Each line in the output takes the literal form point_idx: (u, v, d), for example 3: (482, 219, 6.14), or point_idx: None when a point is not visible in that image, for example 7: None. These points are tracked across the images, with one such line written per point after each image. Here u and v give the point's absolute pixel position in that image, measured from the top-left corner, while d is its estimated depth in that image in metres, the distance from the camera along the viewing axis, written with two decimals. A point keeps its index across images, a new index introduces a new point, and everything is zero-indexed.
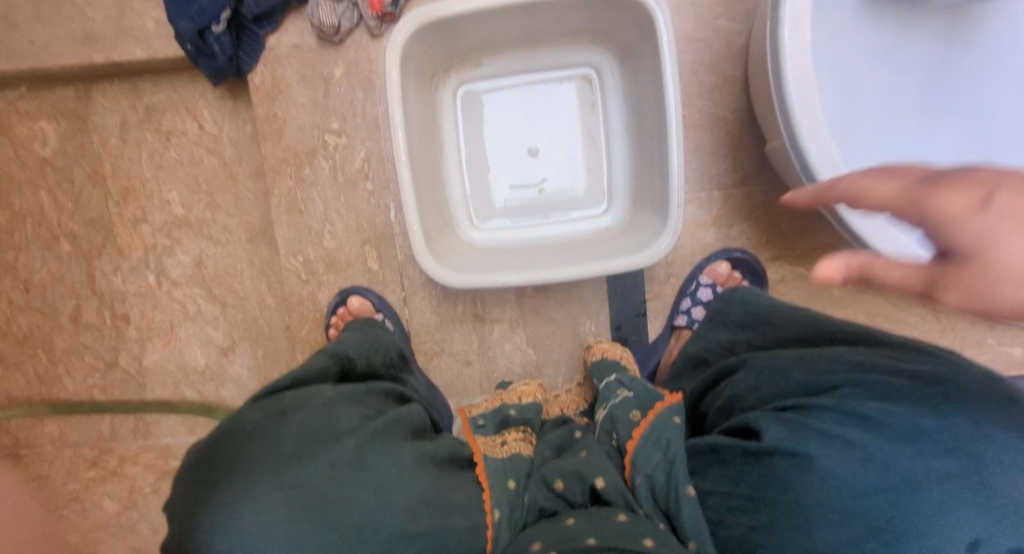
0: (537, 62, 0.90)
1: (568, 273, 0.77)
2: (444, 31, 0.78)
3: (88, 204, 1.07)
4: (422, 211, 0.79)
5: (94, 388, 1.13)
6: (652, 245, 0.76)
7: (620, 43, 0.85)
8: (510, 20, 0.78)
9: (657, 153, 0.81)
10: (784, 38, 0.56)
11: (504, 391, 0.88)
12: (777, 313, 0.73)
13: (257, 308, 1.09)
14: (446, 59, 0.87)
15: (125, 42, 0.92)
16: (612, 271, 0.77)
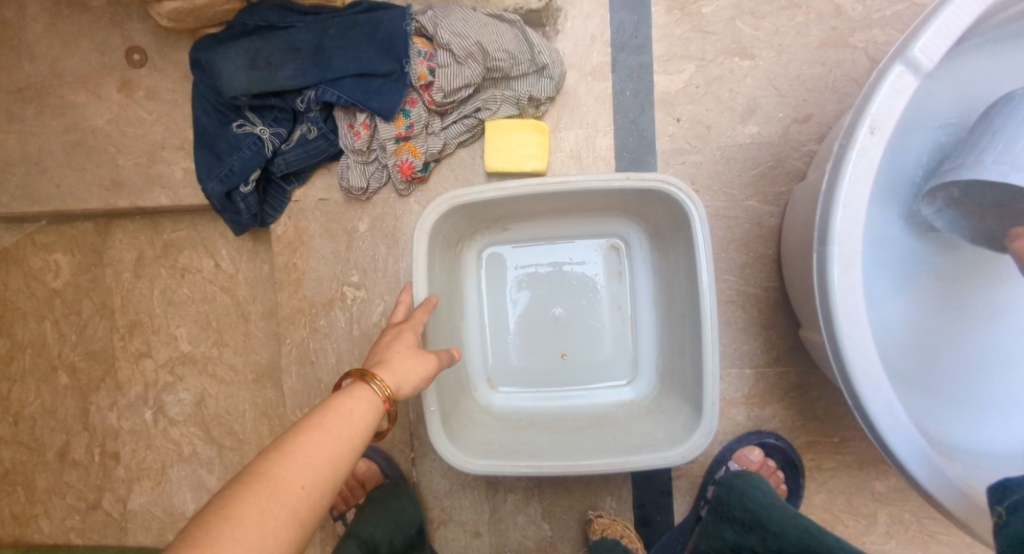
0: (563, 230, 0.91)
1: (592, 467, 0.72)
2: (471, 208, 0.79)
3: (92, 336, 1.03)
4: (442, 387, 0.77)
5: (71, 530, 1.05)
6: (684, 441, 0.71)
7: (650, 221, 0.85)
8: (539, 198, 0.79)
9: (688, 340, 0.78)
10: (834, 273, 0.53)
11: None
12: (776, 517, 0.67)
13: (255, 452, 1.03)
14: (473, 228, 0.88)
15: (151, 189, 0.91)
16: (639, 467, 0.71)
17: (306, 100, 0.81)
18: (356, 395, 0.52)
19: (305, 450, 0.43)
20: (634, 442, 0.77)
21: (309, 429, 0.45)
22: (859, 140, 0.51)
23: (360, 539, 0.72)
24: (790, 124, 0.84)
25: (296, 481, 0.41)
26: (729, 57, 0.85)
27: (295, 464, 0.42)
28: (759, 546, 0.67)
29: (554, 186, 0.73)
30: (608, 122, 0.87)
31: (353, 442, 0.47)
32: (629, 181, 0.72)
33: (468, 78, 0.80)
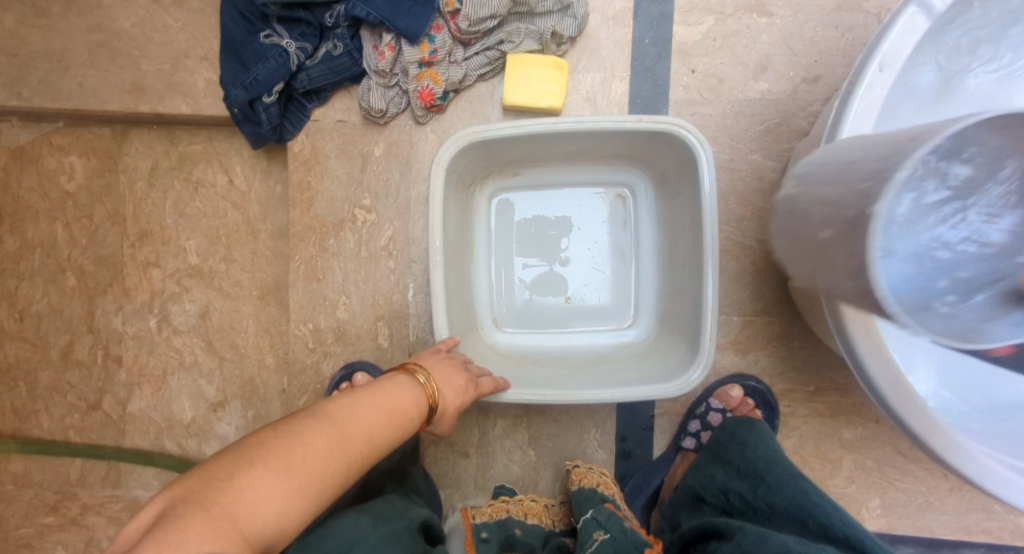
0: (573, 176, 0.94)
1: (593, 396, 0.76)
2: (490, 145, 0.81)
3: (102, 242, 1.05)
4: (450, 317, 0.80)
5: (71, 429, 1.08)
6: (681, 374, 0.75)
7: (657, 170, 0.89)
8: (556, 138, 0.81)
9: (689, 284, 0.82)
10: (833, 201, 0.58)
11: (508, 500, 0.86)
12: (775, 473, 0.71)
13: (255, 367, 1.07)
14: (488, 169, 0.90)
15: (173, 97, 0.93)
16: (636, 396, 0.76)
17: (336, 15, 0.84)
18: (405, 381, 0.61)
19: (358, 410, 0.53)
20: (631, 376, 0.82)
21: (369, 396, 0.56)
22: (868, 76, 0.56)
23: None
24: (799, 83, 0.89)
25: (353, 434, 0.50)
26: (748, 12, 0.89)
27: (351, 417, 0.52)
28: (749, 494, 0.72)
29: (572, 124, 0.76)
30: (625, 68, 0.91)
31: (395, 416, 0.56)
32: (644, 124, 0.75)
33: (494, 8, 0.83)
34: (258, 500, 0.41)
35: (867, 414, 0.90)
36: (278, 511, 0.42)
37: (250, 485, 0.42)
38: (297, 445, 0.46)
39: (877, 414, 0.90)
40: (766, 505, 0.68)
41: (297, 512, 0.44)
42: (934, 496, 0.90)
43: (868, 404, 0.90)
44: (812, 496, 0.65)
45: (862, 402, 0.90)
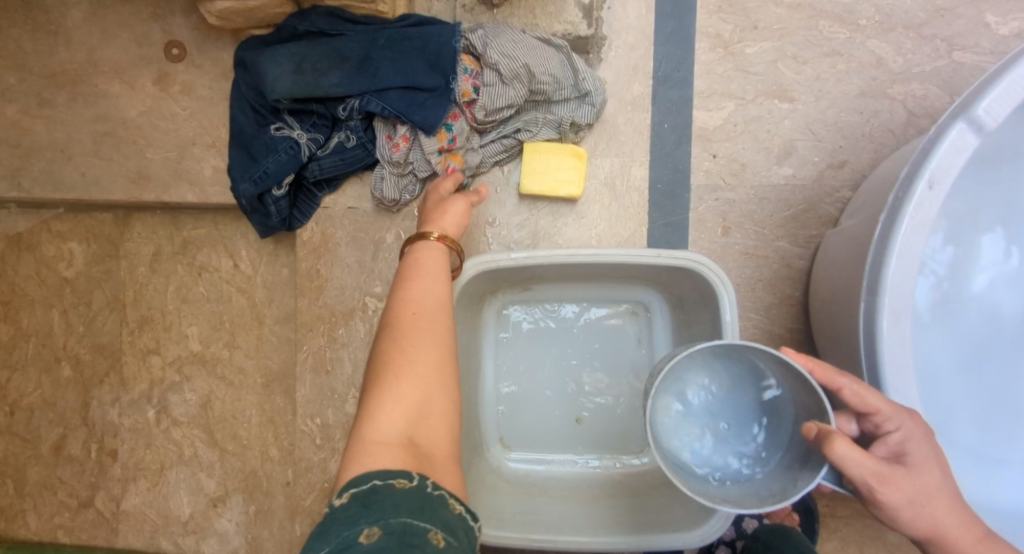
0: (586, 293, 0.89)
1: (608, 543, 0.72)
2: (500, 270, 0.79)
3: (100, 329, 1.01)
4: (455, 451, 0.76)
5: (60, 528, 1.02)
6: (701, 525, 0.71)
7: (674, 292, 0.85)
8: (568, 266, 0.78)
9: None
10: (885, 323, 0.55)
11: None
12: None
13: (259, 458, 1.01)
14: (498, 286, 0.87)
15: (179, 186, 0.90)
16: (653, 547, 0.71)
17: (349, 108, 0.82)
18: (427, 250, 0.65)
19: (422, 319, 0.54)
20: (649, 519, 0.77)
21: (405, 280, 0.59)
22: (917, 193, 0.54)
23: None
24: (825, 168, 0.87)
25: (411, 310, 0.55)
26: (769, 98, 0.88)
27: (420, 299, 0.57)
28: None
29: (587, 256, 0.73)
30: (644, 153, 0.89)
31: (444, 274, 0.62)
32: (663, 258, 0.73)
33: (511, 99, 0.81)
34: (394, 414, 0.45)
35: None
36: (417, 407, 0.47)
37: (383, 416, 0.45)
38: (404, 361, 0.50)
39: None
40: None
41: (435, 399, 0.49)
42: None
43: None
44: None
45: None
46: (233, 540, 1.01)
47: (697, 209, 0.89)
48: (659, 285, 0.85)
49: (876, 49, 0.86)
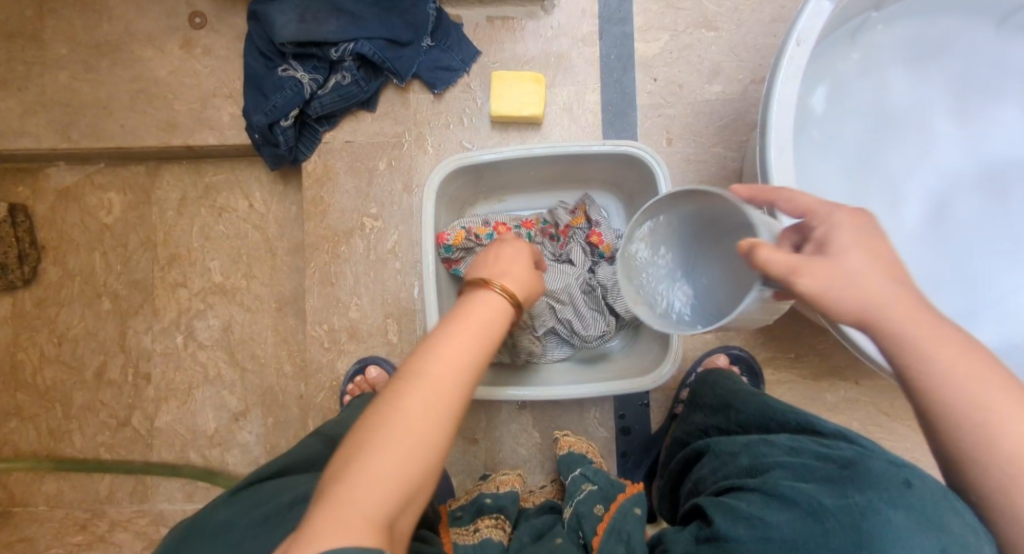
0: (552, 199, 1.03)
1: (575, 392, 0.85)
2: (474, 171, 0.92)
3: (135, 267, 1.16)
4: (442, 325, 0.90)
5: (101, 446, 1.14)
6: (655, 369, 0.84)
7: (626, 190, 0.98)
8: (532, 164, 0.92)
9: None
10: (772, 156, 0.69)
11: (484, 482, 0.90)
12: (740, 397, 0.74)
13: (275, 375, 1.14)
14: (475, 194, 1.00)
15: (201, 131, 1.06)
16: (613, 391, 0.85)
17: (342, 50, 0.97)
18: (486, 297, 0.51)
19: (438, 359, 0.44)
20: (613, 376, 0.90)
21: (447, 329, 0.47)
22: (789, 49, 0.68)
23: (326, 435, 0.78)
24: (749, 84, 1.01)
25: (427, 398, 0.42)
26: (697, 28, 1.03)
27: (441, 352, 0.45)
28: (725, 424, 0.74)
29: (544, 151, 0.87)
30: (596, 80, 1.04)
31: (496, 326, 0.50)
32: (608, 147, 0.87)
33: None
34: (382, 474, 0.37)
35: (848, 378, 0.96)
36: (388, 482, 0.37)
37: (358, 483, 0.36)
38: (394, 415, 0.40)
39: (857, 376, 0.96)
40: (742, 429, 0.70)
41: (426, 469, 0.40)
42: (921, 452, 0.95)
43: (848, 366, 0.96)
44: (775, 405, 0.67)
45: (842, 367, 0.96)
46: (254, 450, 1.12)
47: (643, 125, 1.02)
48: (612, 183, 0.98)
49: None
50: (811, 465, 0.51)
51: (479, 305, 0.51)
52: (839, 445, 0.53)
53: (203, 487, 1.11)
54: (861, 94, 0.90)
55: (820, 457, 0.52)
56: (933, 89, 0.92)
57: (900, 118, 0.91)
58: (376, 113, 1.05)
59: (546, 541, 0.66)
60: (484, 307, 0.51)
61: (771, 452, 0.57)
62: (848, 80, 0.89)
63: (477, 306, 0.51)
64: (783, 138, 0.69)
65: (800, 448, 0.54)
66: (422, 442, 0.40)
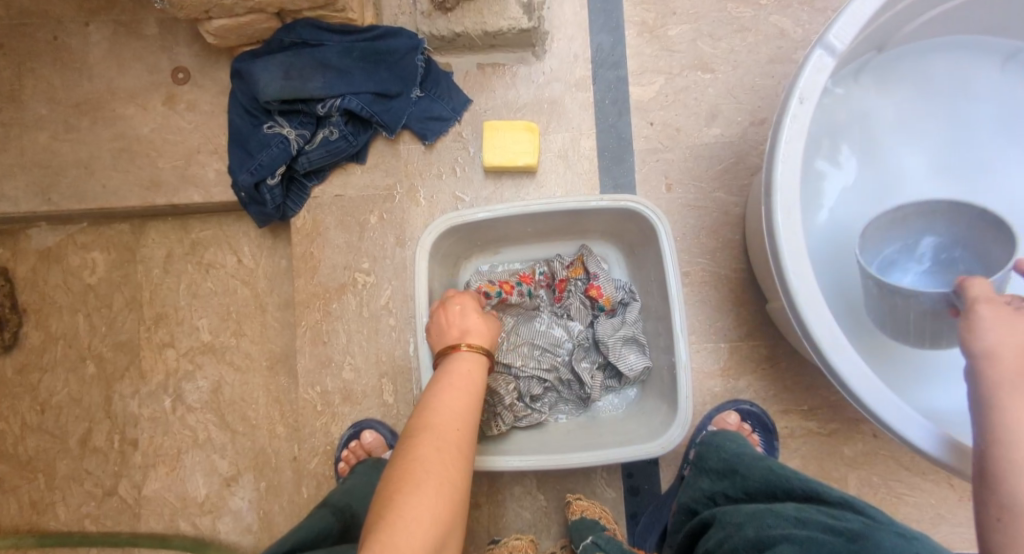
0: (550, 249, 1.00)
1: (578, 460, 0.80)
2: (468, 227, 0.89)
3: (120, 328, 1.12)
4: None
5: (87, 518, 1.09)
6: (662, 435, 0.79)
7: (625, 240, 0.95)
8: (528, 218, 0.89)
9: (663, 329, 0.88)
10: (778, 219, 0.65)
11: (495, 547, 0.86)
12: (745, 463, 0.70)
13: (267, 437, 1.09)
14: (470, 248, 0.96)
15: (186, 189, 1.03)
16: (620, 459, 0.80)
17: (329, 106, 0.94)
18: (459, 357, 0.64)
19: (441, 408, 0.55)
20: (618, 439, 0.85)
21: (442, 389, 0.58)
22: (792, 107, 0.65)
23: (334, 508, 0.75)
24: (749, 125, 0.99)
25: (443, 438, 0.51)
26: (693, 70, 1.01)
27: (440, 414, 0.54)
28: (731, 489, 0.70)
29: (540, 206, 0.84)
30: (591, 126, 1.01)
31: (476, 387, 0.61)
32: (607, 202, 0.83)
33: (512, 17, 0.94)
34: (420, 506, 0.42)
35: (865, 429, 0.92)
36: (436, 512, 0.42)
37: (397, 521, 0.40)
38: (418, 463, 0.47)
39: (875, 428, 0.92)
40: (746, 497, 0.66)
41: (453, 502, 0.45)
42: (948, 507, 0.90)
43: (865, 418, 0.92)
44: (782, 473, 0.63)
45: (858, 418, 0.92)
46: (246, 517, 1.07)
47: (641, 170, 0.99)
48: (611, 234, 0.95)
49: (778, 22, 1.00)
50: (819, 537, 0.48)
51: (467, 365, 0.63)
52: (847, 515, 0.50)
53: None
54: (838, 126, 0.88)
55: (829, 529, 0.49)
56: (921, 125, 0.89)
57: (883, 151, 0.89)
58: (366, 165, 1.02)
59: None
60: (471, 367, 0.63)
61: (777, 522, 0.53)
62: (829, 110, 0.87)
63: (461, 370, 0.62)
64: (788, 200, 0.65)
65: (806, 520, 0.51)
66: (447, 478, 0.46)
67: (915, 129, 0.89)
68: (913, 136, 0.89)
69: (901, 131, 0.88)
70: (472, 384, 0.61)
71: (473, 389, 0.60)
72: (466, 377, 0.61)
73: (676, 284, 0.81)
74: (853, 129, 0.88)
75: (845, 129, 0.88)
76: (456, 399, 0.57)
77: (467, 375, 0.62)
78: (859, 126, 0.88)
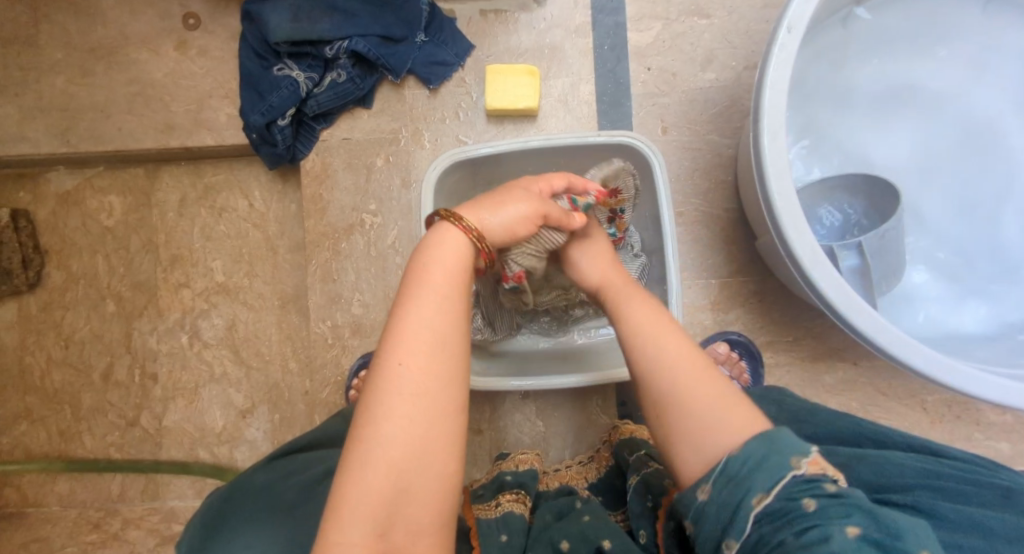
0: None
1: (577, 380, 0.86)
2: (471, 164, 0.93)
3: (138, 269, 1.17)
4: None
5: (111, 446, 1.16)
6: None
7: None
8: (529, 155, 0.93)
9: (658, 263, 0.94)
10: (765, 143, 0.70)
11: (503, 460, 0.91)
12: (820, 413, 0.72)
13: (280, 372, 1.15)
14: (472, 188, 1.01)
15: (199, 132, 1.07)
16: (615, 378, 0.86)
17: (337, 48, 0.98)
18: (432, 249, 0.52)
19: (402, 331, 0.46)
20: (613, 363, 0.91)
21: (407, 301, 0.48)
22: (780, 37, 0.69)
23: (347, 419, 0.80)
24: (742, 70, 1.02)
25: (402, 380, 0.44)
26: (689, 16, 1.03)
27: (402, 341, 0.46)
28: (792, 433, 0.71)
29: (541, 142, 0.88)
30: (590, 71, 1.04)
31: (455, 285, 0.50)
32: (603, 138, 0.87)
33: None
34: (365, 484, 0.41)
35: (846, 359, 0.98)
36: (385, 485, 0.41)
37: (347, 499, 0.41)
38: (368, 425, 0.43)
39: (855, 358, 0.97)
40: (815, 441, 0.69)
41: (414, 461, 0.42)
42: (921, 431, 0.96)
43: (846, 348, 0.98)
44: (871, 429, 0.67)
45: (840, 349, 0.98)
46: (261, 446, 1.13)
47: (638, 114, 1.03)
48: (608, 175, 0.99)
49: None
50: (965, 490, 0.54)
51: (441, 252, 0.52)
52: (977, 470, 0.57)
53: (213, 483, 1.14)
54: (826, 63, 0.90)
55: (969, 481, 0.55)
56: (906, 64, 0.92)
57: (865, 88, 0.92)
58: (373, 109, 1.05)
59: (575, 518, 0.68)
60: (446, 254, 0.52)
61: (900, 470, 0.57)
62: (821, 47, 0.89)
63: (433, 262, 0.51)
64: (774, 127, 0.70)
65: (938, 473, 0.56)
66: (407, 437, 0.42)
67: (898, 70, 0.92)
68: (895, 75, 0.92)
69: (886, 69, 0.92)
70: (445, 279, 0.50)
71: (447, 283, 0.50)
72: (438, 272, 0.50)
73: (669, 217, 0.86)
74: (839, 67, 0.91)
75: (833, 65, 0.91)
76: (421, 312, 0.47)
77: (440, 268, 0.51)
78: (845, 63, 0.91)
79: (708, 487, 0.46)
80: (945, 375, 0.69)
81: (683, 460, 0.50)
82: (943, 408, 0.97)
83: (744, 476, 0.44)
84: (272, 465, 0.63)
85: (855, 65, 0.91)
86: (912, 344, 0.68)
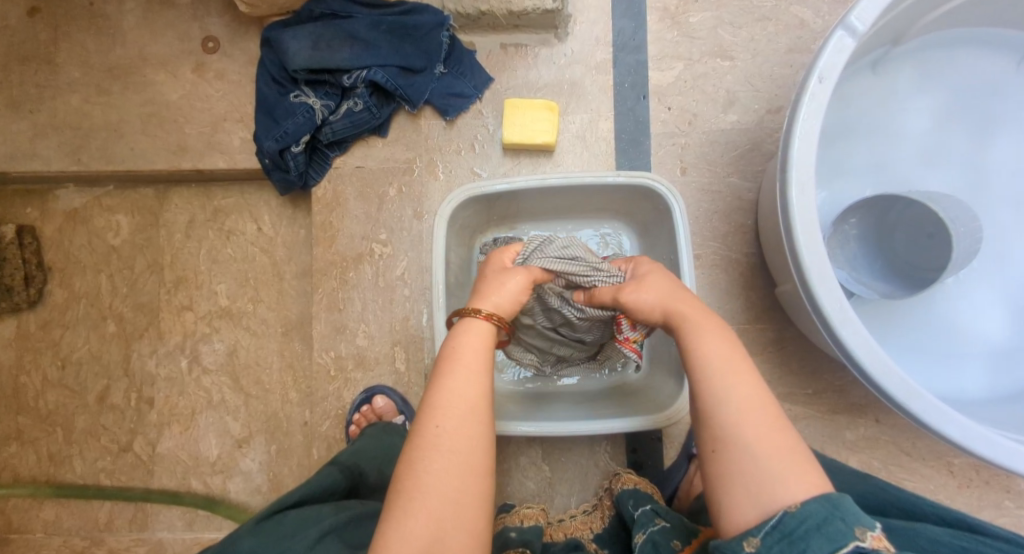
0: (565, 227, 1.02)
1: (586, 428, 0.81)
2: (485, 199, 0.91)
3: (141, 289, 1.15)
4: None
5: (102, 472, 1.12)
6: (670, 408, 0.81)
7: (638, 219, 0.97)
8: (545, 192, 0.91)
9: None
10: (793, 196, 0.67)
11: (506, 514, 0.87)
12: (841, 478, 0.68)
13: (279, 402, 1.11)
14: (486, 220, 0.98)
15: (212, 155, 1.05)
16: (628, 428, 0.81)
17: (355, 77, 0.97)
18: (465, 332, 0.56)
19: (441, 404, 0.49)
20: (626, 411, 0.87)
21: (444, 376, 0.52)
22: (811, 87, 0.67)
23: (344, 466, 0.76)
24: (764, 114, 1.01)
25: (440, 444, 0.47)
26: (711, 57, 1.02)
27: (441, 409, 0.49)
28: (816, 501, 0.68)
29: (559, 180, 0.86)
30: (609, 109, 1.03)
31: (486, 366, 0.54)
32: (623, 179, 0.85)
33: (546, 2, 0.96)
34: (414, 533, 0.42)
35: (867, 415, 0.94)
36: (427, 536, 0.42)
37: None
38: (416, 486, 0.45)
39: (877, 414, 0.94)
40: None
41: (454, 517, 0.43)
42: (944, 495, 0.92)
43: (868, 404, 0.94)
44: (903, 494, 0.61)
45: (861, 405, 0.94)
46: (255, 478, 1.09)
47: (657, 154, 1.01)
48: (626, 213, 0.97)
49: (798, 13, 1.02)
50: None
51: (479, 339, 0.55)
52: None
53: (204, 516, 1.09)
54: (848, 108, 0.89)
55: None
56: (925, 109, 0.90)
57: (884, 133, 0.91)
58: (388, 139, 1.04)
59: None
60: (480, 339, 0.56)
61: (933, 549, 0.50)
62: (841, 91, 0.88)
63: (468, 346, 0.55)
64: (803, 177, 0.67)
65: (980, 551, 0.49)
66: (449, 494, 0.44)
67: (918, 116, 0.90)
68: (917, 121, 0.90)
69: (907, 117, 0.90)
70: (481, 361, 0.54)
71: (481, 364, 0.53)
72: (476, 354, 0.54)
73: (687, 261, 0.83)
74: (861, 112, 0.90)
75: (854, 112, 0.90)
76: (459, 388, 0.51)
77: (475, 350, 0.54)
78: (867, 109, 0.90)
79: (758, 541, 0.40)
80: (984, 447, 0.64)
81: (725, 508, 0.44)
82: (971, 472, 0.92)
83: (800, 535, 0.38)
84: (265, 526, 0.59)
85: (876, 111, 0.90)
86: (940, 409, 0.65)
